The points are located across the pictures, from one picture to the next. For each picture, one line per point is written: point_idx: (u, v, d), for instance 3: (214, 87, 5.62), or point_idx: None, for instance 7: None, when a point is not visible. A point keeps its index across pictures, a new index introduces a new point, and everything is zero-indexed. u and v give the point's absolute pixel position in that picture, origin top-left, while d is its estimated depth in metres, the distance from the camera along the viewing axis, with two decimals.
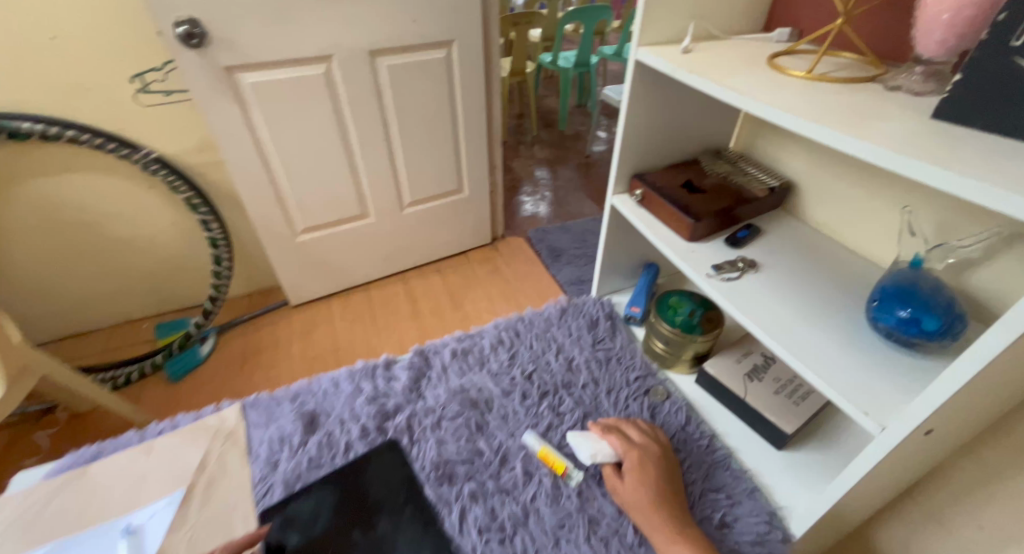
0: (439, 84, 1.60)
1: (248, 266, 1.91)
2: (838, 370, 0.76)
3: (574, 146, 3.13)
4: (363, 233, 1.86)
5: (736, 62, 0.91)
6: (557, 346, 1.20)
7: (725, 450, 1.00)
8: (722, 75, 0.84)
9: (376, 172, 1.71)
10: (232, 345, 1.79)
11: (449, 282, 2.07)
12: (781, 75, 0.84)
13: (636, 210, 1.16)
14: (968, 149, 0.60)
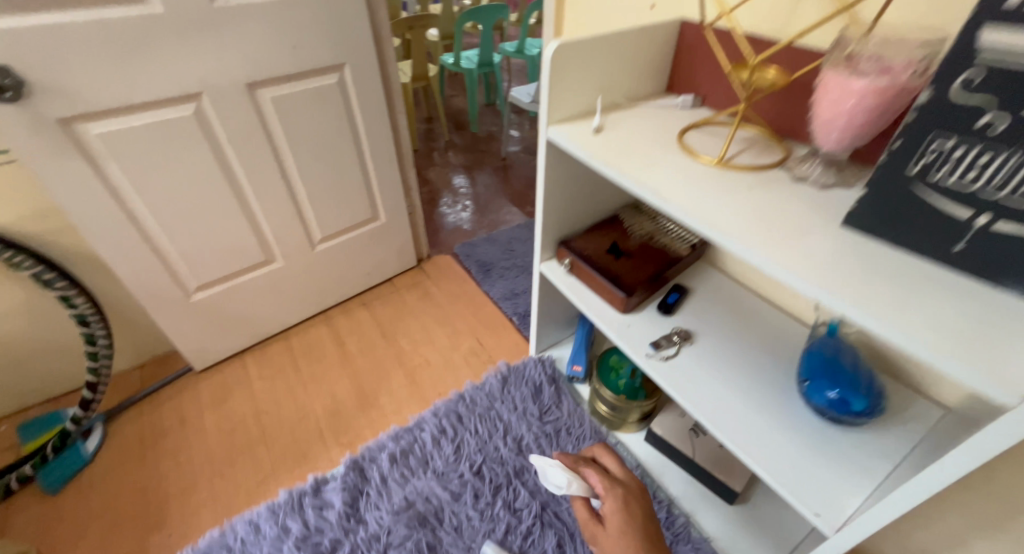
0: (335, 112, 1.43)
1: (133, 335, 1.63)
2: (785, 467, 0.78)
3: (488, 148, 3.03)
4: (270, 281, 1.65)
5: (651, 141, 0.85)
6: (504, 427, 1.29)
7: (684, 519, 1.09)
8: (639, 167, 0.78)
9: (276, 213, 1.52)
10: (125, 434, 1.52)
11: (377, 314, 1.90)
12: (696, 161, 0.80)
13: (567, 278, 1.10)
14: (883, 275, 0.61)
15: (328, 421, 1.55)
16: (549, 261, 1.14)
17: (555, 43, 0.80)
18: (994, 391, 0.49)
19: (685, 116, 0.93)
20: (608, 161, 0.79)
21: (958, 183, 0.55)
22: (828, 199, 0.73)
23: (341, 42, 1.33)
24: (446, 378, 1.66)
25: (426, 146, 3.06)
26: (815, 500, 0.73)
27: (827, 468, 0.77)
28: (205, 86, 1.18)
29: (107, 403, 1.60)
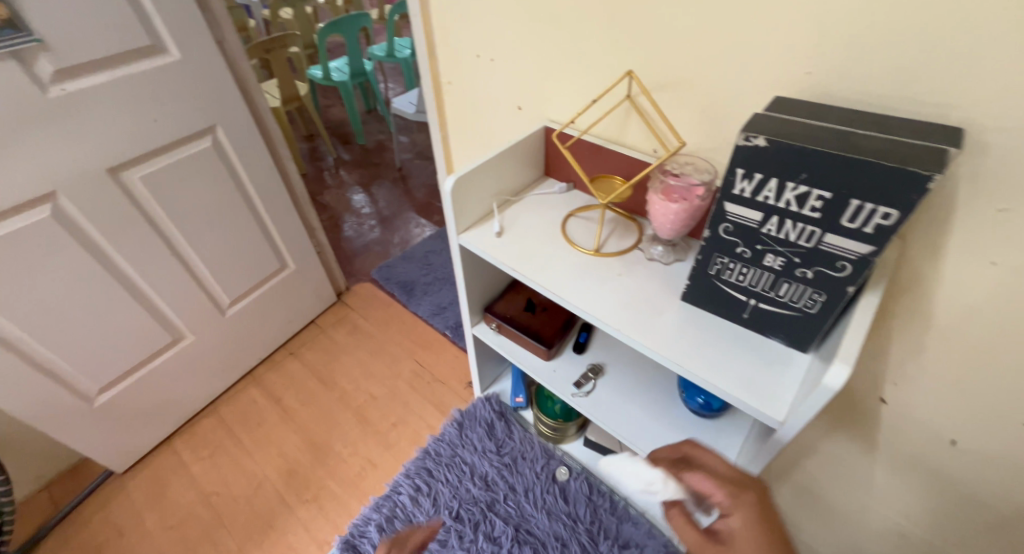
0: (221, 176, 1.23)
1: (17, 460, 1.30)
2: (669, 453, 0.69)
3: (381, 159, 2.69)
4: (184, 361, 1.38)
5: (544, 231, 0.69)
6: (468, 468, 1.14)
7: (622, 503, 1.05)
8: (528, 263, 0.65)
9: (171, 290, 1.25)
10: None
11: (310, 361, 1.67)
12: (571, 251, 0.67)
13: (500, 340, 0.85)
14: (713, 340, 0.57)
15: (286, 484, 1.37)
16: (479, 324, 0.87)
17: (451, 179, 0.64)
18: (768, 417, 0.50)
19: (560, 204, 0.74)
20: (499, 263, 0.66)
21: (738, 287, 0.54)
22: (676, 275, 0.63)
23: (212, 104, 1.14)
24: (398, 408, 1.53)
25: (315, 167, 2.61)
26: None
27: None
28: (55, 182, 0.95)
29: (18, 538, 1.28)
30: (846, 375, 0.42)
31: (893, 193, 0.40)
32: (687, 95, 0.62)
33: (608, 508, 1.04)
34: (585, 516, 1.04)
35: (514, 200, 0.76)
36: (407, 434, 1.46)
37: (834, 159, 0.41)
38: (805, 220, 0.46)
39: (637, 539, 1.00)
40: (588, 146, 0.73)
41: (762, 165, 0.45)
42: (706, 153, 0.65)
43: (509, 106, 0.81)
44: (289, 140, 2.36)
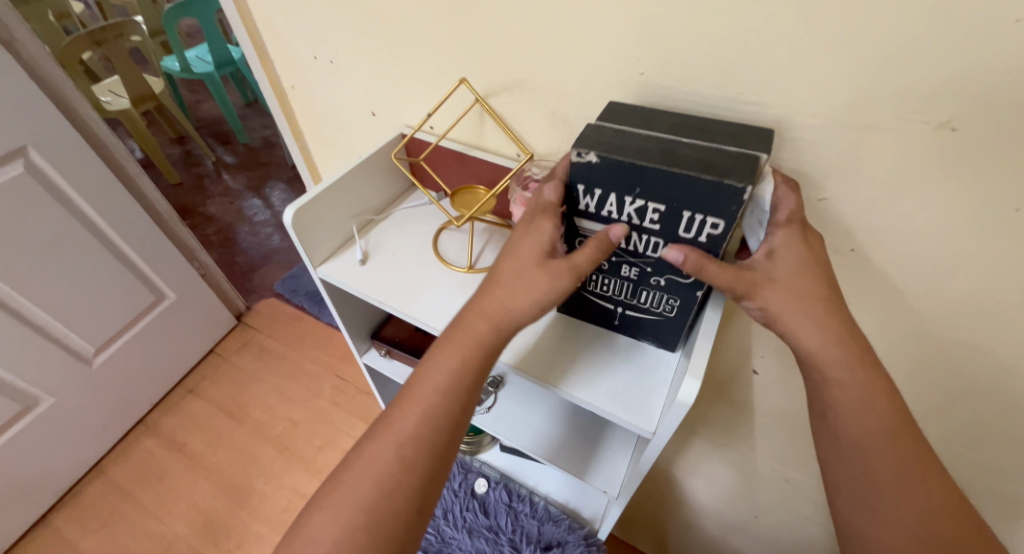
0: (43, 195, 0.97)
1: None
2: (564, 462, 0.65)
3: (270, 158, 2.30)
4: (45, 430, 1.12)
5: (410, 253, 0.60)
6: None
7: (542, 505, 0.84)
8: (389, 286, 0.56)
9: (3, 344, 0.99)
10: None
11: (212, 396, 1.39)
12: (441, 266, 0.58)
13: (394, 366, 0.75)
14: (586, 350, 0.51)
15: (199, 538, 1.14)
16: (369, 350, 0.76)
17: (290, 210, 0.53)
18: (638, 427, 0.45)
19: (431, 218, 0.65)
20: (363, 296, 0.56)
21: (604, 297, 0.49)
22: None
23: (14, 118, 0.89)
24: (321, 427, 1.32)
25: (191, 174, 2.22)
26: (597, 478, 0.63)
27: (602, 450, 0.66)
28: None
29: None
30: (697, 387, 0.39)
31: (719, 205, 0.36)
32: (538, 95, 0.52)
33: (528, 511, 0.83)
34: (506, 525, 0.83)
35: (379, 218, 0.65)
36: (335, 455, 1.26)
37: (663, 175, 0.36)
38: (648, 232, 0.41)
39: (558, 539, 0.79)
40: (450, 154, 0.63)
41: (598, 180, 0.39)
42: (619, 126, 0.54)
43: (362, 112, 0.68)
44: (149, 148, 2.06)
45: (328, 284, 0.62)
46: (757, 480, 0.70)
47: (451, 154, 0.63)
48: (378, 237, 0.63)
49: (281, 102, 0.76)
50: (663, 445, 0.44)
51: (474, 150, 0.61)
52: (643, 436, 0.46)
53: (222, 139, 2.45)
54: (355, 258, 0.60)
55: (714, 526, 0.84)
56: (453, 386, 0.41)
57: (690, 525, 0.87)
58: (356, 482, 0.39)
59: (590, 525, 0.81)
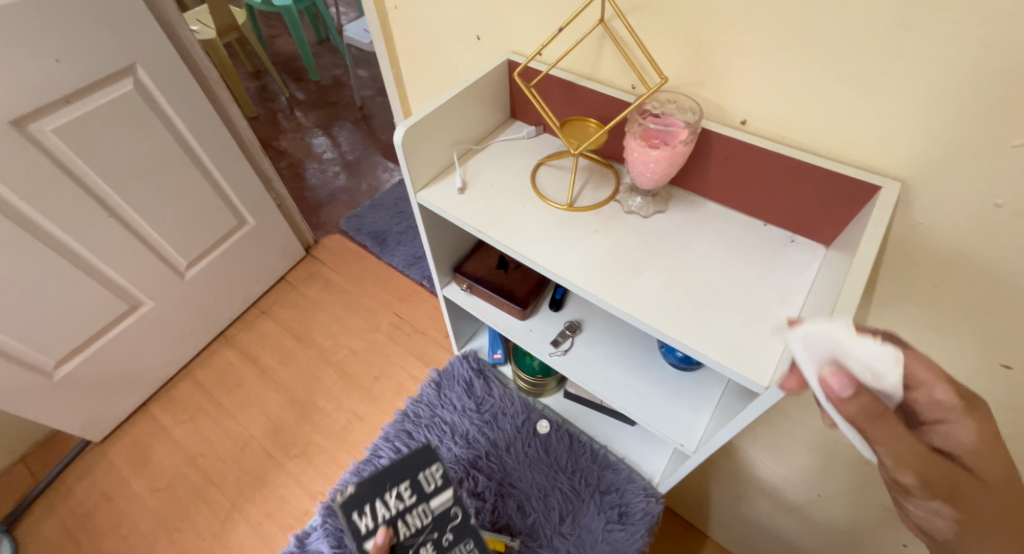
0: (150, 114, 1.04)
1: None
2: (642, 410, 0.63)
3: (340, 97, 2.34)
4: (147, 328, 1.26)
5: (509, 187, 0.60)
6: (447, 427, 0.96)
7: (604, 450, 0.87)
8: (489, 218, 0.57)
9: (116, 249, 1.10)
10: (45, 529, 1.14)
11: (284, 319, 1.50)
12: (540, 204, 0.58)
13: (472, 302, 0.77)
14: (696, 298, 0.48)
15: (271, 442, 1.26)
16: (449, 284, 0.79)
17: (400, 128, 0.54)
18: (750, 381, 0.43)
19: (530, 152, 0.64)
20: (461, 223, 0.57)
21: None
22: (657, 227, 0.55)
23: (127, 36, 0.95)
24: (378, 359, 1.40)
25: (266, 109, 2.30)
26: (672, 431, 0.61)
27: (679, 403, 0.63)
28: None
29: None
30: (829, 330, 0.34)
31: (412, 466, 0.71)
32: (667, 19, 0.50)
33: (589, 456, 0.86)
34: (566, 466, 0.87)
35: (477, 147, 0.65)
36: (390, 385, 1.34)
37: (386, 473, 0.70)
38: (412, 505, 0.68)
39: (617, 485, 0.83)
40: (558, 84, 0.61)
41: (366, 498, 0.67)
42: (766, 79, 0.47)
43: (466, 36, 0.68)
44: (231, 79, 2.15)
45: (423, 209, 0.63)
46: (823, 459, 0.68)
47: (560, 83, 0.61)
48: (477, 166, 0.63)
49: (381, 27, 0.77)
50: (774, 401, 0.42)
51: (585, 80, 0.60)
52: (755, 392, 0.43)
53: (294, 76, 2.50)
54: (453, 187, 0.61)
55: (762, 500, 0.83)
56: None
57: (735, 497, 0.87)
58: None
59: (649, 476, 0.83)
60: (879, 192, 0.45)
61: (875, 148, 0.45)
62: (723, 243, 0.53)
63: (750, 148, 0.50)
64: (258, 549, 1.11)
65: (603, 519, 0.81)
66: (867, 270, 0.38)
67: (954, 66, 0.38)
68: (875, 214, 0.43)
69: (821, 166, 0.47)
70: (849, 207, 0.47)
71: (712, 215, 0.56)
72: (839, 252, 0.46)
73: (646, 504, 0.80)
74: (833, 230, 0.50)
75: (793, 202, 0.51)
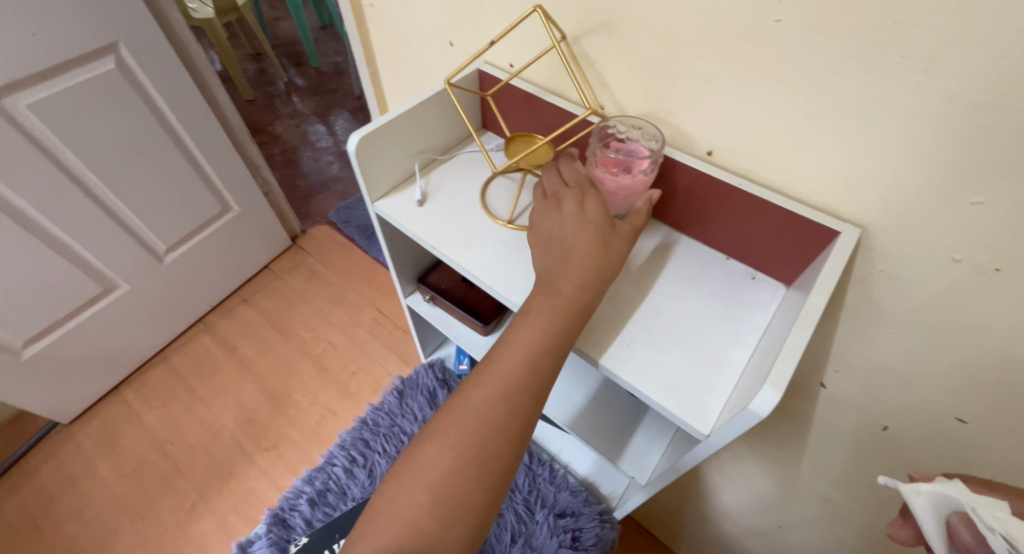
0: (131, 95, 1.01)
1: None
2: (598, 438, 0.62)
3: (339, 86, 2.31)
4: (122, 312, 1.23)
5: (468, 201, 0.59)
6: (407, 439, 0.95)
7: (564, 473, 0.86)
8: (442, 233, 0.55)
9: (90, 231, 1.07)
10: (8, 509, 1.12)
11: (263, 310, 1.48)
12: (499, 223, 0.56)
13: (435, 313, 0.76)
14: (649, 334, 0.47)
15: (242, 433, 1.24)
16: (413, 294, 0.77)
17: (356, 136, 0.52)
18: (692, 427, 0.41)
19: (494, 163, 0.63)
20: (414, 238, 0.56)
21: None
22: None
23: (109, 14, 0.92)
24: (357, 355, 1.38)
25: (263, 93, 2.26)
26: (626, 462, 0.60)
27: (636, 433, 0.62)
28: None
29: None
30: (776, 402, 0.33)
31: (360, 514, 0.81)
32: (636, 41, 0.49)
33: (547, 476, 0.86)
34: (523, 485, 0.86)
35: (442, 158, 0.64)
36: (366, 382, 1.33)
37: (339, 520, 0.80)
38: None
39: (573, 509, 0.81)
40: (521, 96, 0.60)
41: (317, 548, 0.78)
42: (732, 110, 0.46)
43: (441, 41, 0.66)
44: (228, 61, 2.11)
45: (382, 220, 0.62)
46: (792, 491, 0.67)
47: (522, 96, 0.60)
48: (439, 178, 0.62)
49: (362, 24, 0.75)
50: (715, 451, 0.41)
51: (548, 94, 0.59)
52: (697, 438, 0.41)
53: (295, 61, 2.46)
54: (412, 198, 0.59)
55: (730, 525, 0.82)
56: (555, 328, 0.42)
57: (705, 520, 0.86)
58: (399, 499, 0.40)
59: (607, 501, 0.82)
60: (838, 237, 0.43)
61: (837, 188, 0.44)
62: (684, 275, 0.52)
63: (710, 179, 0.49)
64: (222, 541, 1.09)
65: (555, 543, 0.79)
66: (814, 319, 0.37)
67: (922, 115, 0.37)
68: (833, 257, 0.41)
69: (784, 207, 0.46)
70: (807, 248, 0.46)
71: (671, 243, 0.55)
72: (796, 293, 0.45)
73: (600, 529, 0.78)
74: (793, 269, 0.49)
75: (753, 237, 0.50)
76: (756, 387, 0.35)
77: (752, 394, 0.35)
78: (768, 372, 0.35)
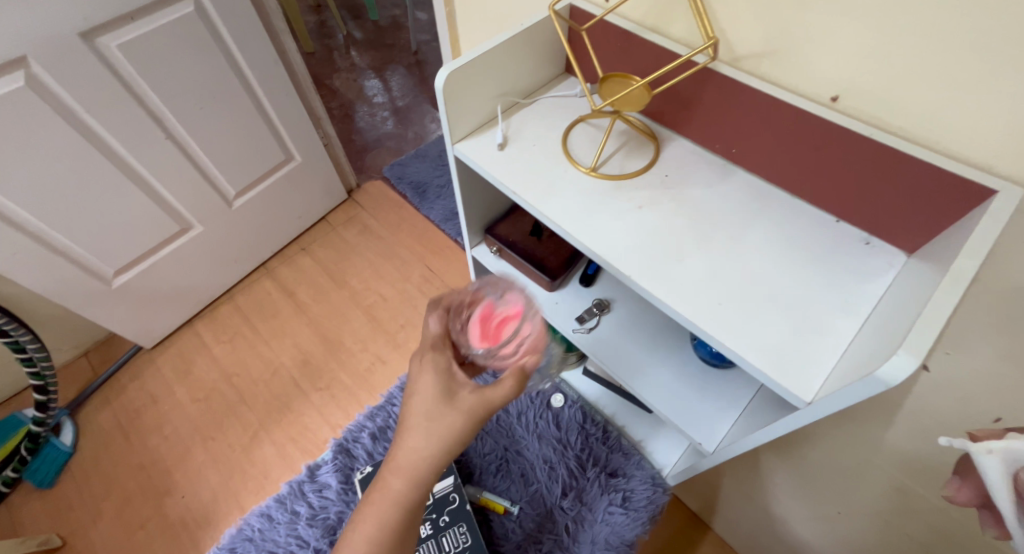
0: (209, 40, 1.03)
1: (45, 332, 1.23)
2: (667, 400, 0.62)
3: (396, 40, 2.28)
4: (196, 250, 1.30)
5: (550, 148, 0.57)
6: None
7: (616, 433, 0.88)
8: (530, 179, 0.54)
9: (171, 172, 1.13)
10: (101, 418, 1.24)
11: (321, 258, 1.53)
12: (586, 173, 0.54)
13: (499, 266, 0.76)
14: (743, 298, 0.46)
15: (299, 372, 1.31)
16: (480, 245, 0.78)
17: (445, 70, 0.51)
18: (792, 395, 0.40)
19: (579, 108, 0.61)
20: (496, 183, 0.55)
21: None
22: (709, 213, 0.51)
23: None
24: (406, 308, 1.42)
25: (323, 46, 2.27)
26: (695, 429, 0.59)
27: (705, 400, 0.61)
28: (29, 45, 0.81)
29: (64, 396, 1.27)
30: (913, 369, 0.30)
31: None
32: None
33: (600, 437, 0.87)
34: (576, 442, 0.88)
35: (524, 103, 0.62)
36: (415, 335, 1.36)
37: None
38: None
39: (625, 470, 0.84)
40: (617, 34, 0.57)
41: (380, 477, 0.83)
42: (869, 47, 0.42)
43: None
44: (292, 12, 2.12)
45: (460, 164, 0.61)
46: (854, 479, 0.64)
47: (619, 33, 0.57)
48: (521, 123, 0.60)
49: None
50: (813, 420, 0.40)
51: (647, 32, 0.56)
52: (795, 405, 0.41)
53: (354, 14, 2.44)
54: (493, 141, 0.58)
55: (778, 507, 0.81)
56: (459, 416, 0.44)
57: (751, 500, 0.85)
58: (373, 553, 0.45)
59: (659, 467, 0.83)
60: (994, 197, 0.39)
61: (997, 138, 0.39)
62: (783, 238, 0.50)
63: (836, 130, 0.46)
64: (279, 468, 1.17)
65: (606, 501, 0.82)
66: (963, 285, 0.33)
67: None
68: (985, 223, 0.37)
69: (928, 160, 0.42)
70: (942, 213, 0.43)
71: (773, 206, 0.52)
72: (924, 266, 0.41)
73: (652, 493, 0.80)
74: (917, 237, 0.46)
75: (880, 200, 0.46)
76: (885, 355, 0.33)
77: (881, 361, 0.33)
78: (900, 339, 0.33)
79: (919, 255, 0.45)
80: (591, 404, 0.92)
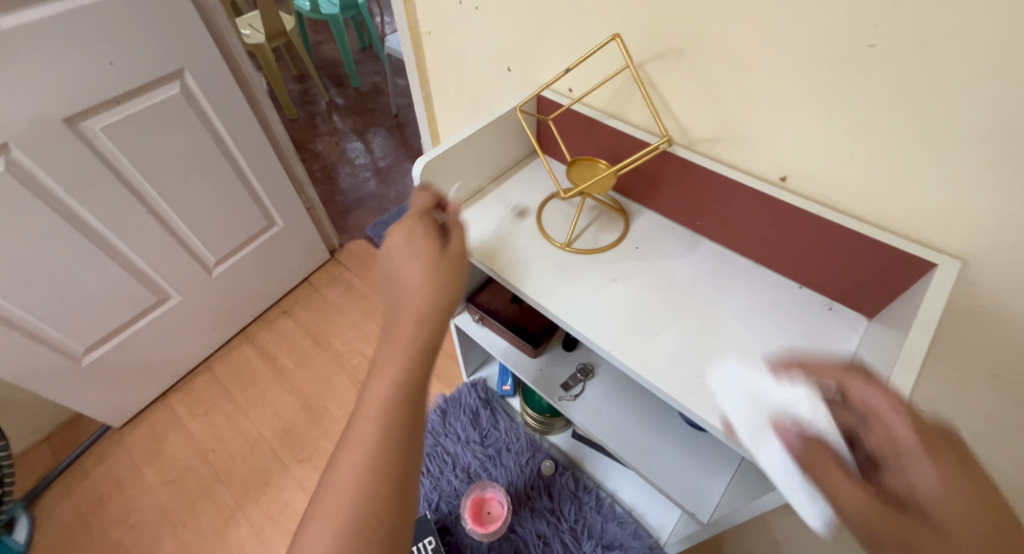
0: (191, 118, 1.06)
1: (6, 417, 1.17)
2: (655, 468, 0.61)
3: (377, 105, 2.37)
4: (172, 322, 1.28)
5: (526, 225, 0.59)
6: (450, 459, 0.94)
7: (610, 499, 0.86)
8: (507, 257, 0.56)
9: (149, 246, 1.13)
10: (61, 508, 1.16)
11: (302, 323, 1.51)
12: (560, 248, 0.56)
13: (482, 334, 0.76)
14: None
15: (279, 443, 1.26)
16: (462, 314, 0.78)
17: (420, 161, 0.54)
18: None
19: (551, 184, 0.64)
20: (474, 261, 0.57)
21: None
22: (680, 284, 0.53)
23: (175, 43, 0.97)
24: None
25: (306, 113, 2.34)
26: (687, 497, 0.58)
27: (693, 465, 0.61)
28: (11, 133, 0.82)
29: (21, 487, 1.19)
30: None
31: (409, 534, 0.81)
32: (706, 69, 0.50)
33: (594, 505, 0.86)
34: (569, 513, 0.86)
35: (497, 181, 0.65)
36: None
37: None
38: None
39: (621, 540, 0.82)
40: (581, 121, 0.61)
41: None
42: (812, 136, 0.47)
43: (498, 66, 0.68)
44: (275, 83, 2.20)
45: None
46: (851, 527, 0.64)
47: (582, 121, 0.61)
48: (493, 203, 0.62)
49: (415, 47, 0.77)
50: None
51: (608, 118, 0.60)
52: None
53: (335, 82, 2.53)
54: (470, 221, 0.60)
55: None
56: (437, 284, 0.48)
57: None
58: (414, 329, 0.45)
59: (655, 535, 0.82)
60: (936, 269, 0.42)
61: (931, 215, 0.44)
62: (751, 306, 0.51)
63: (790, 207, 0.49)
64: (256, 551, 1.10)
65: None
66: None
67: None
68: (933, 293, 0.40)
69: (873, 236, 0.45)
70: (896, 284, 0.45)
71: (740, 272, 0.55)
72: (887, 334, 0.43)
73: None
74: (876, 304, 0.47)
75: (836, 273, 0.49)
76: None
77: None
78: None
79: (881, 321, 0.47)
80: (582, 470, 0.91)
